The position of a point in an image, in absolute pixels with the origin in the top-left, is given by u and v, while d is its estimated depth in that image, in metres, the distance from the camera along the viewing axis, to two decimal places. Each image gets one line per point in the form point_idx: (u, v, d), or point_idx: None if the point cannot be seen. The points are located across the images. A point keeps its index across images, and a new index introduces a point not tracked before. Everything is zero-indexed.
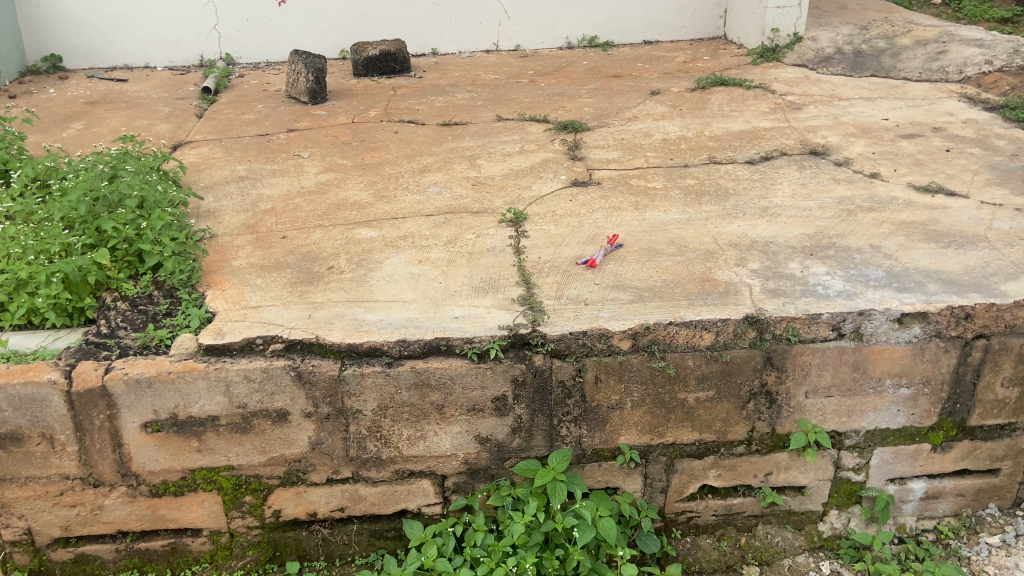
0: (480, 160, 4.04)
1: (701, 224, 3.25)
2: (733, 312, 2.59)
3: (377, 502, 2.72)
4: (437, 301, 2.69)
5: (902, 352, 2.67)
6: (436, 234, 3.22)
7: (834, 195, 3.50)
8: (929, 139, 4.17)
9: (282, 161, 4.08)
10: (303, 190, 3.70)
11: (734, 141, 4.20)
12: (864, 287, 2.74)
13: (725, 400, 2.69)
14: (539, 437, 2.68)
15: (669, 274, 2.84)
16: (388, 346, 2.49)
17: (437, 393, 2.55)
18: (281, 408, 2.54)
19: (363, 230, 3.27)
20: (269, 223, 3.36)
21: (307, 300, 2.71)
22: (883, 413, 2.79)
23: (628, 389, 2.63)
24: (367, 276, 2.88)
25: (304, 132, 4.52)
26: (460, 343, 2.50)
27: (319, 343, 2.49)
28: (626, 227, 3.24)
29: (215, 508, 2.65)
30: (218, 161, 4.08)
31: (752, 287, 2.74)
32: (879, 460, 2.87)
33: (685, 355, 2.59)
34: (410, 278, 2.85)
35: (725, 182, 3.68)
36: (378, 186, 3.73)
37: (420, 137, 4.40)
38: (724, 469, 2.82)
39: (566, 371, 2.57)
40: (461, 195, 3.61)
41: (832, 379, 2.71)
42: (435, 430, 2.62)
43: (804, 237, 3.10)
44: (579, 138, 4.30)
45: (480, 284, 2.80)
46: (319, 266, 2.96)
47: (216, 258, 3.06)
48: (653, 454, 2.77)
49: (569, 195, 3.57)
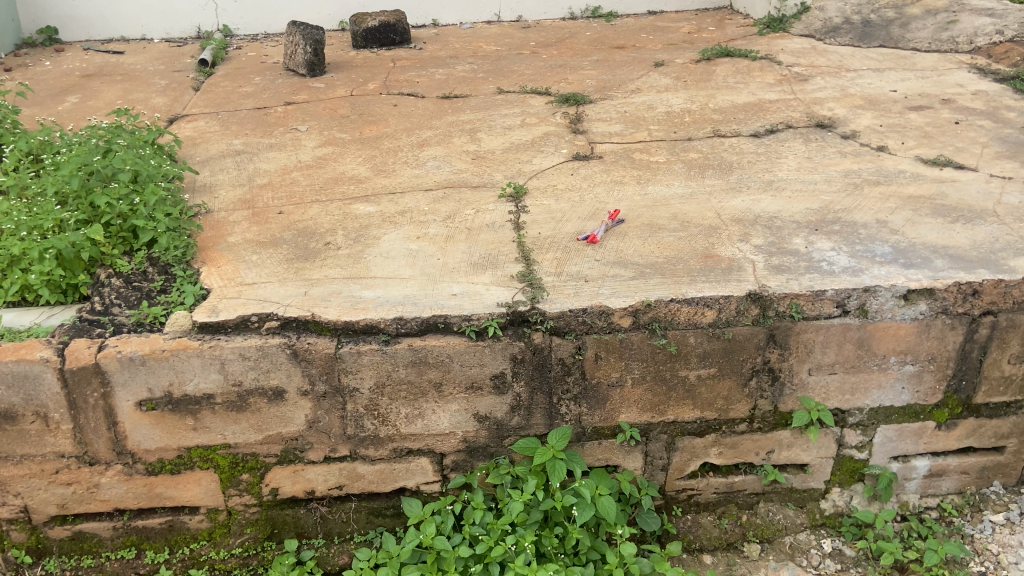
0: (481, 133, 3.97)
1: (704, 198, 3.20)
2: (735, 289, 2.55)
3: (375, 480, 2.69)
4: (435, 278, 2.65)
5: (907, 329, 2.63)
6: (435, 209, 3.17)
7: (841, 168, 3.43)
8: (938, 110, 4.08)
9: (278, 135, 4.02)
10: (300, 164, 3.65)
11: (739, 114, 4.12)
12: (870, 263, 2.69)
13: (726, 377, 2.65)
14: (538, 415, 2.64)
15: (672, 249, 2.80)
16: (385, 324, 2.45)
17: (435, 371, 2.51)
18: (277, 386, 2.50)
19: (360, 205, 3.23)
20: (266, 199, 3.31)
21: (303, 278, 2.66)
22: (887, 390, 2.75)
23: (629, 367, 2.59)
24: (364, 252, 2.83)
25: (302, 105, 4.44)
26: (457, 321, 2.46)
27: (315, 321, 2.45)
28: (628, 201, 3.19)
29: (211, 486, 2.62)
30: (214, 135, 4.03)
31: (755, 263, 2.70)
32: (883, 438, 2.84)
33: (686, 333, 2.55)
34: (407, 254, 2.81)
35: (728, 155, 3.62)
36: (376, 161, 3.68)
37: (420, 110, 4.33)
38: (725, 447, 2.79)
39: (565, 349, 2.53)
40: (461, 169, 3.56)
41: (836, 356, 2.66)
42: (433, 409, 2.58)
43: (809, 212, 3.05)
44: (581, 110, 4.23)
45: (479, 261, 2.76)
46: (316, 242, 2.92)
47: (211, 234, 3.03)
48: (653, 432, 2.73)
49: (570, 169, 3.51)
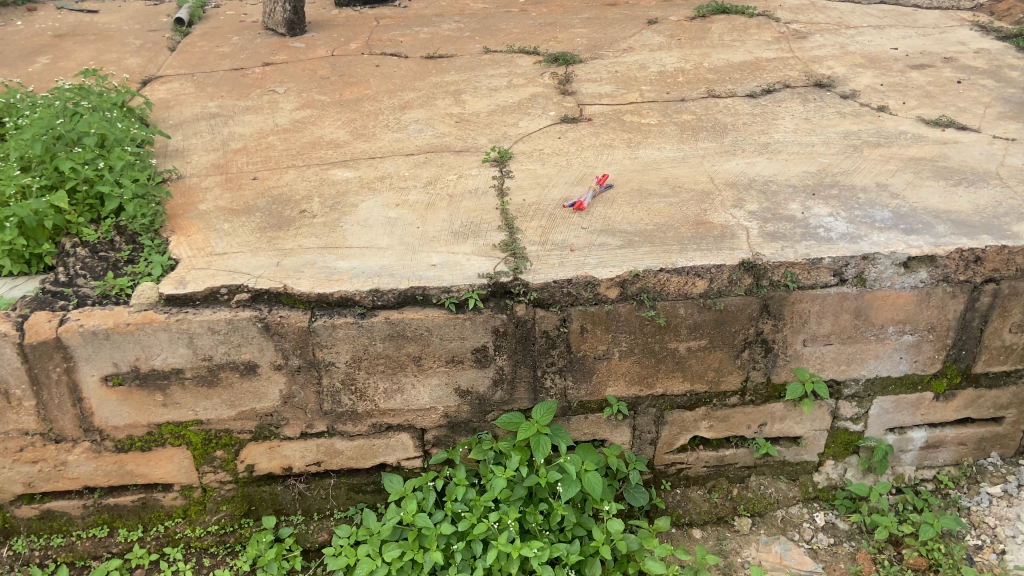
0: (466, 95, 3.83)
1: (696, 162, 3.08)
2: (728, 258, 2.44)
3: (354, 456, 2.58)
4: (413, 248, 2.54)
5: (907, 298, 2.53)
6: (416, 174, 3.05)
7: (840, 130, 3.30)
8: (940, 69, 3.94)
9: (255, 97, 3.86)
10: (276, 128, 3.52)
11: (734, 73, 3.97)
12: (869, 229, 2.58)
13: (718, 349, 2.55)
14: (522, 389, 2.54)
15: (662, 217, 2.69)
16: (361, 296, 2.33)
17: (414, 344, 2.39)
18: (249, 361, 2.37)
19: (338, 170, 3.11)
20: (240, 163, 3.19)
21: (276, 247, 2.54)
22: (885, 361, 2.65)
23: (616, 339, 2.49)
24: (340, 220, 2.72)
25: (281, 66, 4.28)
26: (436, 293, 2.35)
27: (287, 293, 2.32)
28: (617, 166, 3.07)
29: (185, 463, 2.52)
30: (189, 98, 3.87)
31: (748, 230, 2.60)
32: (879, 409, 2.75)
33: (676, 305, 2.45)
34: (385, 222, 2.70)
35: (723, 117, 3.48)
36: (357, 124, 3.54)
37: (404, 71, 4.17)
38: (716, 420, 2.69)
39: (549, 322, 2.43)
40: (444, 132, 3.42)
41: (833, 327, 2.55)
42: (412, 383, 2.47)
43: (805, 176, 2.93)
44: (570, 70, 4.07)
45: (461, 229, 2.64)
46: (291, 210, 2.80)
47: (182, 201, 2.90)
48: (642, 406, 2.64)
49: (558, 132, 3.37)
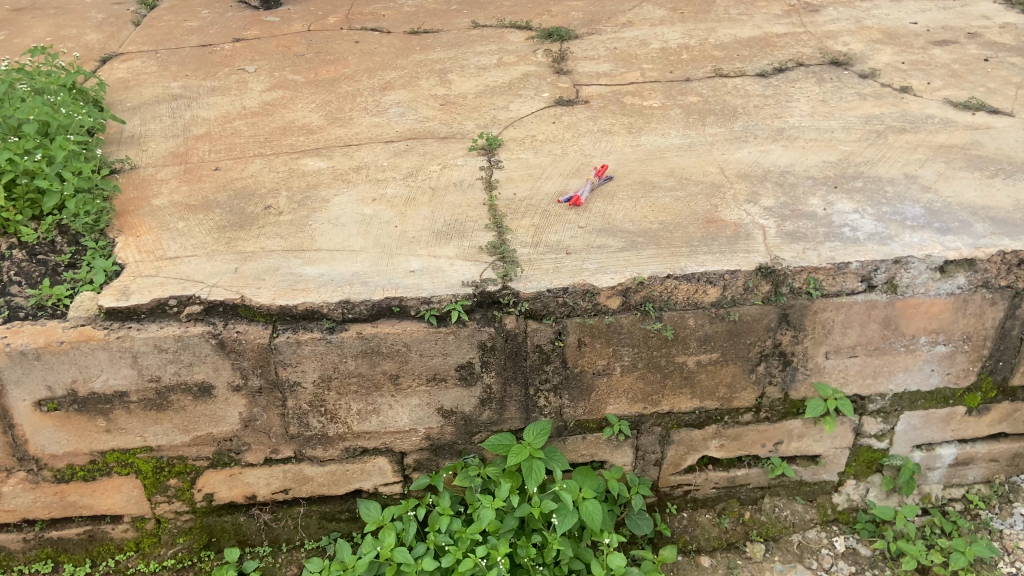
0: (452, 74, 3.52)
1: (704, 150, 2.79)
2: (743, 262, 2.17)
3: (326, 483, 2.31)
4: (390, 251, 2.26)
5: (942, 306, 2.26)
6: (395, 164, 2.76)
7: (861, 113, 3.01)
8: (964, 46, 3.64)
9: (223, 76, 3.55)
10: (244, 111, 3.22)
11: (743, 50, 3.67)
12: (900, 229, 2.30)
13: (730, 362, 2.28)
14: (513, 409, 2.27)
15: (667, 213, 2.41)
16: (329, 309, 2.05)
17: (390, 362, 2.12)
18: (203, 382, 2.09)
19: (309, 160, 2.82)
20: (202, 152, 2.89)
21: (234, 250, 2.26)
22: (914, 374, 2.39)
23: (618, 353, 2.22)
24: (309, 218, 2.43)
25: (252, 42, 3.96)
26: (415, 304, 2.07)
27: (245, 305, 2.04)
28: (618, 154, 2.78)
29: (134, 493, 2.25)
30: (150, 78, 3.56)
31: (765, 230, 2.32)
32: (906, 425, 2.50)
33: (685, 315, 2.18)
34: (360, 221, 2.42)
35: (732, 99, 3.19)
36: (332, 107, 3.24)
37: (385, 48, 3.85)
38: (727, 439, 2.44)
39: (543, 335, 2.15)
40: (427, 116, 3.12)
41: (858, 338, 2.29)
42: (390, 404, 2.19)
43: (825, 166, 2.65)
44: (565, 47, 3.76)
45: (443, 229, 2.36)
46: (254, 206, 2.51)
47: (134, 196, 2.59)
48: (646, 424, 2.37)
49: (552, 116, 3.08)
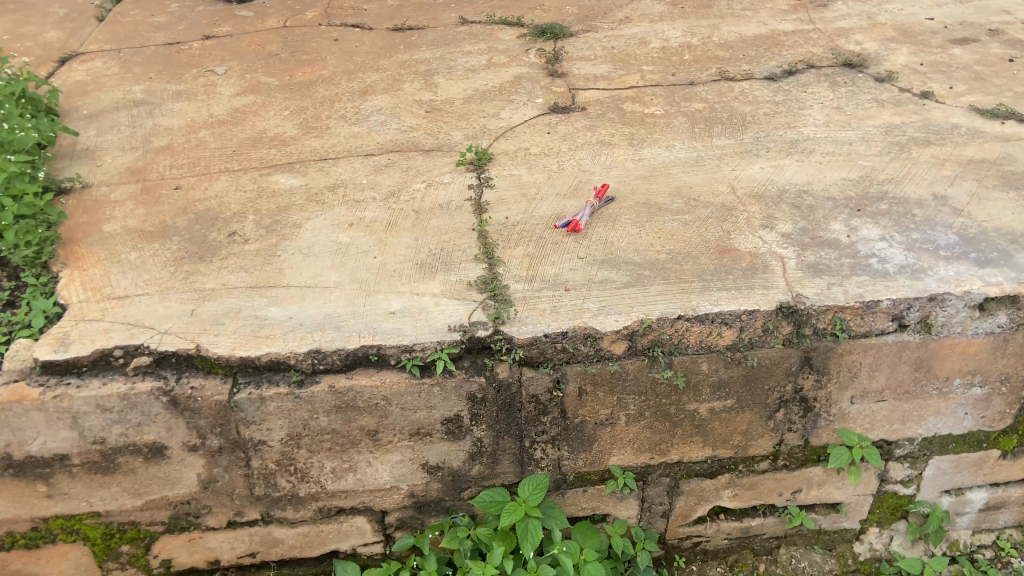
0: (438, 77, 3.26)
1: (713, 165, 2.55)
2: (762, 301, 1.94)
3: (298, 544, 2.09)
4: (367, 287, 2.02)
5: (980, 346, 2.04)
6: (375, 182, 2.51)
7: (880, 122, 2.78)
8: (986, 44, 3.41)
9: (189, 80, 3.29)
10: (210, 120, 2.96)
11: (749, 50, 3.43)
12: (934, 259, 2.07)
13: (747, 409, 2.06)
14: (506, 463, 2.04)
15: (675, 241, 2.18)
16: (297, 360, 1.81)
17: (368, 417, 1.88)
18: (155, 443, 1.86)
19: (280, 176, 2.57)
20: (161, 167, 2.63)
21: (192, 288, 2.01)
22: (946, 417, 2.18)
23: (622, 402, 1.99)
24: (277, 248, 2.19)
25: (223, 40, 3.68)
26: (395, 353, 1.83)
27: (200, 355, 1.81)
28: (619, 170, 2.54)
29: (83, 561, 2.03)
30: (110, 80, 3.30)
31: (784, 260, 2.09)
32: (935, 470, 2.29)
33: (698, 360, 1.95)
34: (334, 250, 2.17)
35: (740, 106, 2.95)
36: (306, 115, 2.98)
37: (366, 46, 3.59)
38: (741, 488, 2.22)
39: (540, 384, 1.92)
40: (410, 126, 2.87)
41: (887, 381, 2.07)
42: (368, 461, 1.96)
43: (846, 184, 2.42)
44: (559, 46, 3.51)
45: (427, 260, 2.12)
46: (217, 233, 2.27)
47: (84, 221, 2.34)
48: (653, 475, 2.15)
49: (547, 126, 2.83)
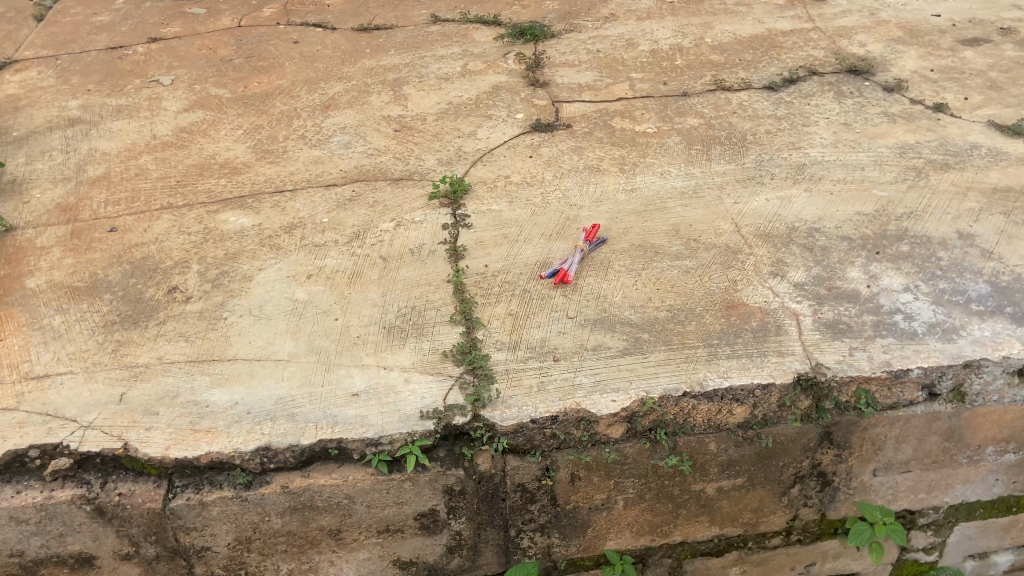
0: (408, 87, 2.98)
1: (713, 196, 2.31)
2: (778, 373, 1.70)
3: None
4: (327, 360, 1.77)
5: (1017, 414, 1.82)
6: (337, 220, 2.24)
7: (893, 142, 2.54)
8: (999, 46, 3.17)
9: (132, 92, 2.99)
10: (153, 142, 2.67)
11: (745, 53, 3.17)
12: (966, 316, 1.85)
13: (759, 487, 1.83)
14: (489, 553, 1.80)
15: (676, 294, 1.93)
16: (244, 459, 1.57)
17: (329, 516, 1.65)
18: (82, 552, 1.65)
19: (230, 214, 2.29)
20: (96, 204, 2.36)
21: (123, 365, 1.76)
22: (975, 484, 1.97)
23: (621, 486, 1.75)
24: (224, 308, 1.93)
25: (171, 43, 3.36)
26: (359, 447, 1.59)
27: (129, 455, 1.57)
28: (609, 203, 2.29)
29: None
30: (45, 93, 2.98)
31: (799, 318, 1.85)
32: (960, 536, 2.08)
33: (705, 440, 1.72)
34: (289, 310, 1.91)
35: (738, 122, 2.69)
36: (261, 135, 2.69)
37: (329, 49, 3.28)
38: (750, 564, 2.00)
39: (527, 473, 1.68)
40: (377, 148, 2.59)
41: (914, 452, 1.85)
42: (331, 560, 1.72)
43: (861, 219, 2.18)
44: (540, 49, 3.22)
45: (395, 322, 1.87)
46: (155, 289, 2.01)
47: (4, 275, 2.08)
48: (653, 557, 1.93)
49: (528, 148, 2.56)
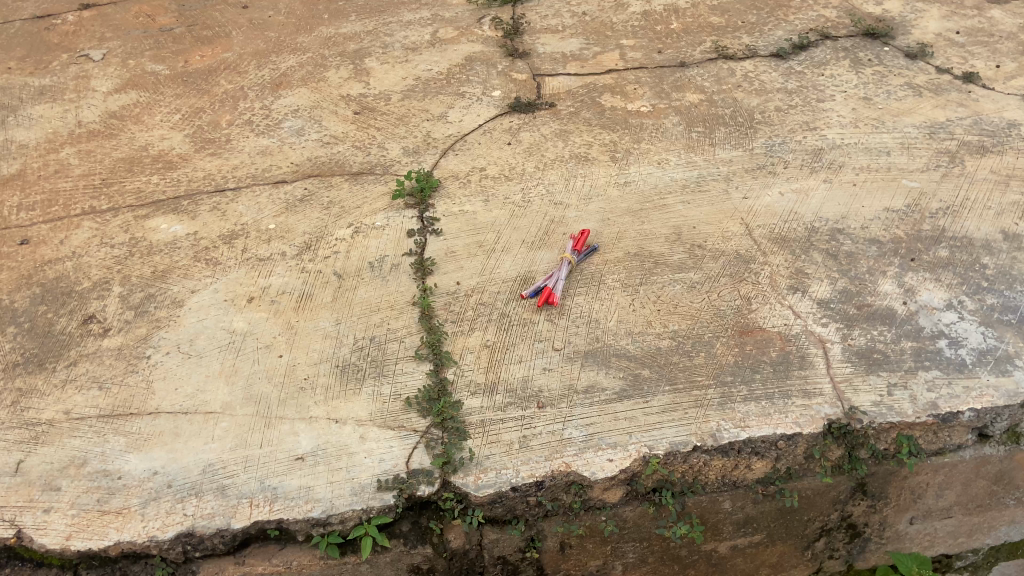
0: (369, 60, 2.63)
1: (718, 189, 2.00)
2: (804, 422, 1.44)
3: None
4: (267, 411, 1.48)
5: None
6: (285, 226, 1.93)
7: (921, 119, 2.24)
8: None
9: (57, 69, 2.62)
10: (77, 130, 2.33)
11: (749, 14, 2.83)
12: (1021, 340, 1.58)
13: (778, 543, 1.57)
14: None
15: (680, 316, 1.65)
16: (163, 549, 1.31)
17: None
18: None
19: (161, 220, 1.98)
20: (6, 210, 2.03)
21: (23, 422, 1.48)
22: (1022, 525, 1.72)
23: (618, 551, 1.49)
24: (147, 343, 1.63)
25: (104, 9, 2.98)
26: (303, 528, 1.33)
27: (22, 545, 1.31)
28: (600, 200, 1.98)
29: None
30: None
31: (827, 347, 1.58)
32: None
33: (719, 499, 1.45)
34: (224, 345, 1.62)
35: (744, 97, 2.37)
36: (202, 121, 2.36)
37: (281, 15, 2.91)
38: None
39: (508, 545, 1.42)
40: (334, 136, 2.26)
41: (958, 498, 1.59)
42: None
43: (890, 217, 1.89)
44: (518, 13, 2.87)
45: (350, 359, 1.58)
46: (68, 318, 1.70)
47: None
48: None
49: (506, 133, 2.24)
